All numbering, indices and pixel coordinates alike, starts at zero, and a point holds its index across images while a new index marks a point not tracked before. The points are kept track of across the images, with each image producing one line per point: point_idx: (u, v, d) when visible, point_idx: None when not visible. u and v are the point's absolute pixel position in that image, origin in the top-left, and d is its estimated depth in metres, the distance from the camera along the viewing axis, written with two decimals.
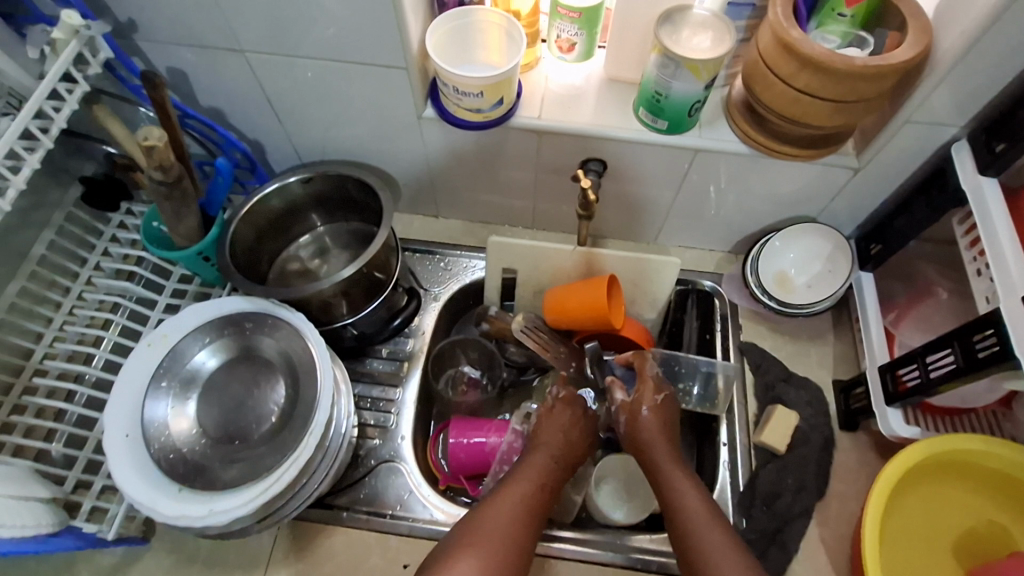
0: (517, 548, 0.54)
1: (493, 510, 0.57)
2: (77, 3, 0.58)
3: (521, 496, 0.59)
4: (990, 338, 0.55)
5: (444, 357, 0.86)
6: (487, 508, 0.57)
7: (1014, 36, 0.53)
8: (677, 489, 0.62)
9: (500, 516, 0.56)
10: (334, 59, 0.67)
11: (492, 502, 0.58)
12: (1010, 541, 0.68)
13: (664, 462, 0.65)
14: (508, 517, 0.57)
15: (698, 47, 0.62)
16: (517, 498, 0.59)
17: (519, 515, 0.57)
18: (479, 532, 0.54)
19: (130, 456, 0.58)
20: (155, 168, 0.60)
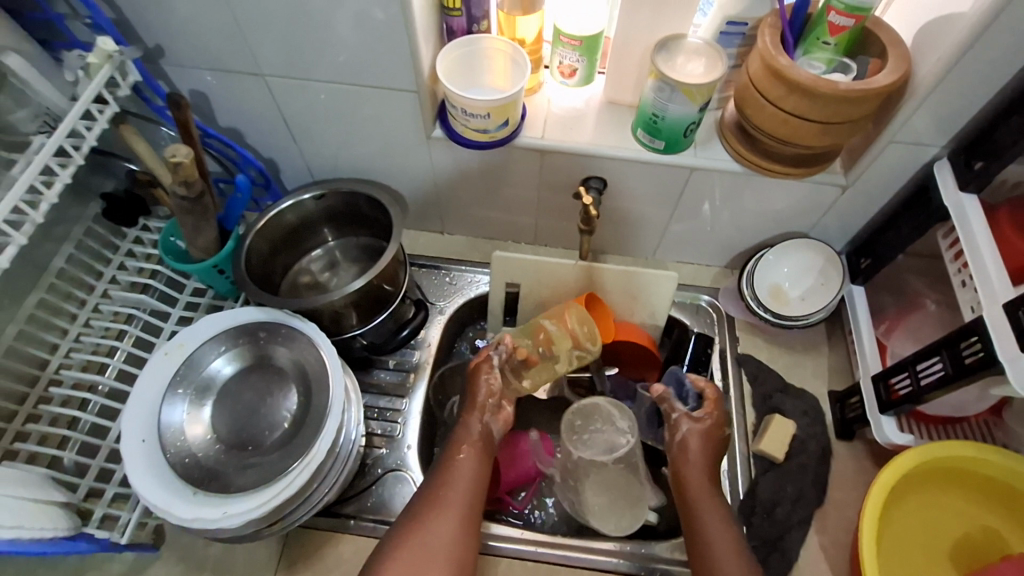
0: (470, 517, 0.62)
1: (444, 487, 0.63)
2: (112, 30, 0.62)
3: (467, 468, 0.65)
4: (975, 346, 0.58)
5: (445, 380, 0.89)
6: (440, 485, 0.63)
7: (984, 63, 0.57)
8: (711, 536, 0.61)
9: (452, 493, 0.62)
10: (349, 82, 0.71)
11: (440, 487, 0.63)
12: (1004, 547, 0.69)
13: (702, 500, 0.64)
14: (460, 492, 0.63)
15: (693, 73, 0.65)
16: (462, 477, 0.64)
17: (468, 487, 0.63)
18: (433, 511, 0.60)
19: (146, 460, 0.60)
20: (179, 184, 0.63)
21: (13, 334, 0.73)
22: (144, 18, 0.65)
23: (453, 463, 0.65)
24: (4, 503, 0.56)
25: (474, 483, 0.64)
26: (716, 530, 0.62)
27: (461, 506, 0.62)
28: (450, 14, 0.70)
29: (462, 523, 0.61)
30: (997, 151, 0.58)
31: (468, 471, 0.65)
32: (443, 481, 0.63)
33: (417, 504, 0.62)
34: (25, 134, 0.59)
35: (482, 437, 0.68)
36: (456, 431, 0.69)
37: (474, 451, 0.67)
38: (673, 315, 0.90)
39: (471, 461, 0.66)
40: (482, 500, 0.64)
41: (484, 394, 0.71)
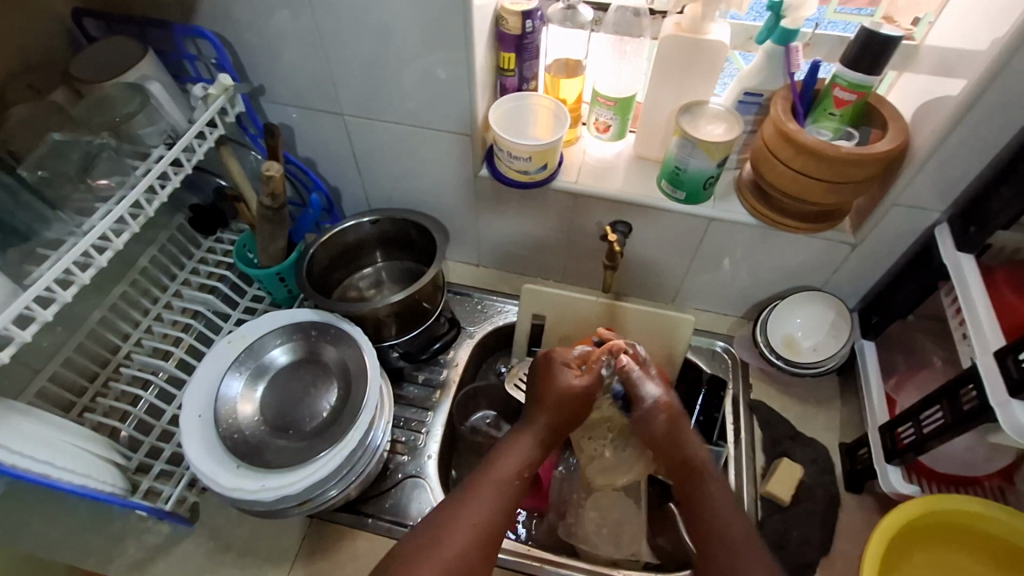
0: (490, 538, 0.59)
1: (474, 501, 0.61)
2: (230, 71, 0.76)
3: (505, 485, 0.63)
4: (971, 393, 0.61)
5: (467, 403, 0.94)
6: (473, 493, 0.62)
7: (973, 139, 0.64)
8: (709, 502, 0.64)
9: (479, 507, 0.60)
10: (413, 123, 0.83)
11: (473, 490, 0.62)
12: None
13: (694, 486, 0.66)
14: (488, 507, 0.61)
15: (714, 133, 0.74)
16: (500, 476, 0.64)
17: (497, 505, 0.61)
18: (452, 525, 0.59)
19: (200, 432, 0.68)
20: (267, 196, 0.75)
21: (97, 318, 0.82)
22: (255, 62, 0.79)
23: (494, 476, 0.64)
24: (74, 453, 0.64)
25: (504, 502, 0.62)
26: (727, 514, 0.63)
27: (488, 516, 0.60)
28: (504, 74, 0.81)
29: (480, 540, 0.58)
30: (989, 216, 0.64)
31: (503, 488, 0.63)
32: (475, 494, 0.62)
33: (441, 509, 0.61)
34: (147, 144, 0.70)
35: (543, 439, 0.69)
36: (508, 441, 0.68)
37: (521, 470, 0.65)
38: (689, 357, 0.94)
39: (512, 480, 0.64)
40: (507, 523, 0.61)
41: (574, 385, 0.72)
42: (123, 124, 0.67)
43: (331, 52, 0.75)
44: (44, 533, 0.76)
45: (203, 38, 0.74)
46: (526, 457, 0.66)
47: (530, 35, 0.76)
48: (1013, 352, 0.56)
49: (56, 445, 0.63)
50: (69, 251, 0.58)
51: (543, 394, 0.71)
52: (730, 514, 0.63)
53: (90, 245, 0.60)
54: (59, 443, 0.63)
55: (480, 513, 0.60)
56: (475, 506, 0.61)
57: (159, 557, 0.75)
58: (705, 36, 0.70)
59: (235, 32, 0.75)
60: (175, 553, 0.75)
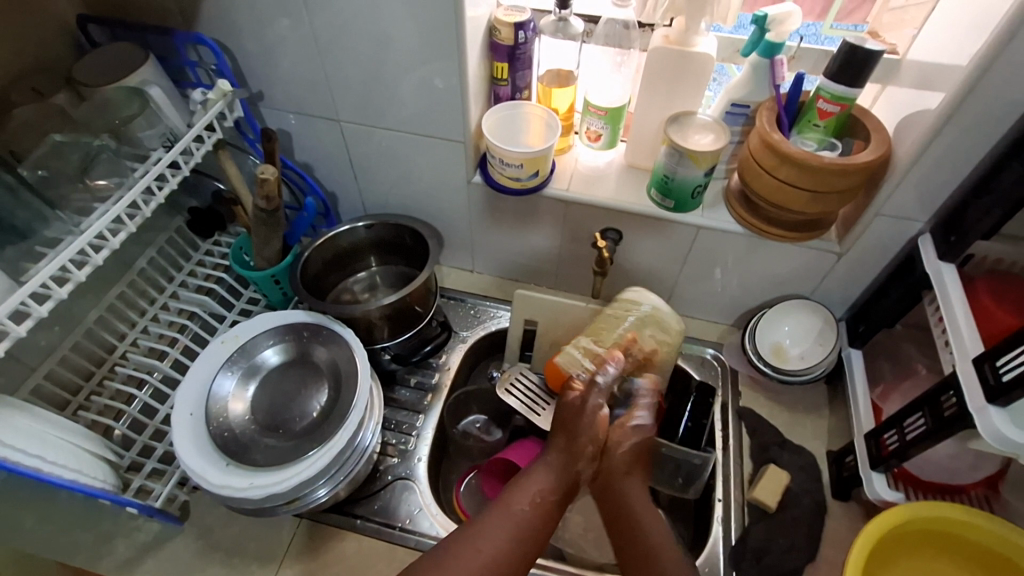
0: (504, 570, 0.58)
1: (492, 533, 0.60)
2: (230, 76, 0.78)
3: (524, 520, 0.62)
4: (952, 400, 0.62)
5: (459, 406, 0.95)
6: (487, 525, 0.61)
7: (952, 151, 0.65)
8: (643, 517, 0.67)
9: (496, 539, 0.60)
10: (408, 130, 0.84)
11: (488, 521, 0.61)
12: None
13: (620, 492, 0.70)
14: (505, 539, 0.60)
15: (702, 142, 0.75)
16: (518, 510, 0.63)
17: (514, 537, 0.61)
18: (466, 553, 0.58)
19: (191, 429, 0.69)
20: (262, 199, 0.76)
21: (94, 318, 0.83)
22: (254, 68, 0.81)
23: (511, 509, 0.63)
24: (67, 448, 0.65)
25: (521, 536, 0.61)
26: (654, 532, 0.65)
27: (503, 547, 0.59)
28: (498, 83, 0.83)
29: (495, 572, 0.58)
30: (969, 226, 0.65)
31: (522, 523, 0.62)
32: (493, 525, 0.61)
33: (456, 536, 0.60)
34: (146, 147, 0.71)
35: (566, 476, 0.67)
36: (530, 472, 0.68)
37: (541, 506, 0.64)
38: (679, 363, 0.95)
39: (529, 516, 0.63)
40: (525, 558, 0.60)
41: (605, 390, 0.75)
42: (123, 126, 0.70)
43: (328, 60, 0.77)
44: (35, 529, 0.76)
45: (203, 44, 0.75)
46: (548, 490, 0.66)
47: (523, 45, 0.78)
48: (990, 359, 0.57)
49: (48, 440, 0.63)
50: (65, 250, 0.60)
51: (567, 424, 0.71)
52: (659, 532, 0.65)
53: (85, 244, 0.61)
54: (53, 438, 0.64)
55: (495, 545, 0.59)
56: (488, 535, 0.60)
57: (148, 556, 0.75)
58: (692, 48, 0.72)
59: (235, 40, 0.77)
60: (164, 552, 0.76)
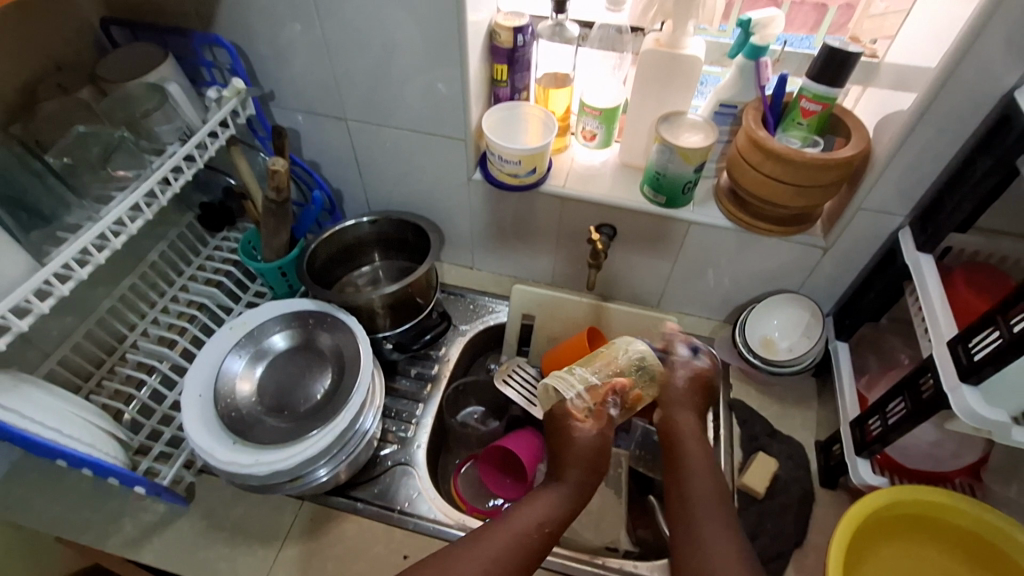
0: (530, 548, 0.59)
1: (520, 511, 0.61)
2: (243, 76, 0.83)
3: (552, 498, 0.63)
4: (929, 382, 0.65)
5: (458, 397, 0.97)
6: (489, 536, 0.58)
7: (927, 147, 0.69)
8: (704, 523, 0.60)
9: (523, 518, 0.60)
10: (412, 130, 0.88)
11: (490, 532, 0.59)
12: None
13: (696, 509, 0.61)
14: (503, 551, 0.57)
15: (691, 141, 0.79)
16: (524, 521, 0.60)
17: (541, 515, 0.61)
18: (493, 531, 0.59)
19: (199, 409, 0.72)
20: (273, 191, 0.80)
21: (106, 307, 0.87)
22: (266, 70, 0.85)
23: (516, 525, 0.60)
24: (81, 424, 0.68)
25: (550, 513, 0.62)
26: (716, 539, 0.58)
27: (523, 533, 0.59)
28: (497, 84, 0.87)
29: (520, 549, 0.58)
30: (945, 217, 0.69)
31: (551, 499, 0.63)
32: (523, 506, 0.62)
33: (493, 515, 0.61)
34: (163, 141, 0.75)
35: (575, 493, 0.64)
36: (534, 493, 0.64)
37: (570, 482, 0.64)
38: None
39: (558, 491, 0.64)
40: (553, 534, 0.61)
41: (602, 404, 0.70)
42: (142, 120, 0.74)
43: (336, 62, 0.81)
44: (45, 508, 0.79)
45: (219, 46, 0.80)
46: (551, 514, 0.62)
47: (522, 48, 0.82)
48: (963, 340, 0.60)
49: (64, 415, 0.66)
50: (85, 233, 0.63)
51: (564, 450, 0.66)
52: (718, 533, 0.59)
53: (105, 228, 0.65)
54: (68, 415, 0.67)
55: (496, 557, 0.57)
56: (490, 547, 0.57)
57: (154, 535, 0.77)
58: (682, 51, 0.76)
59: (249, 41, 0.82)
60: (170, 532, 0.78)
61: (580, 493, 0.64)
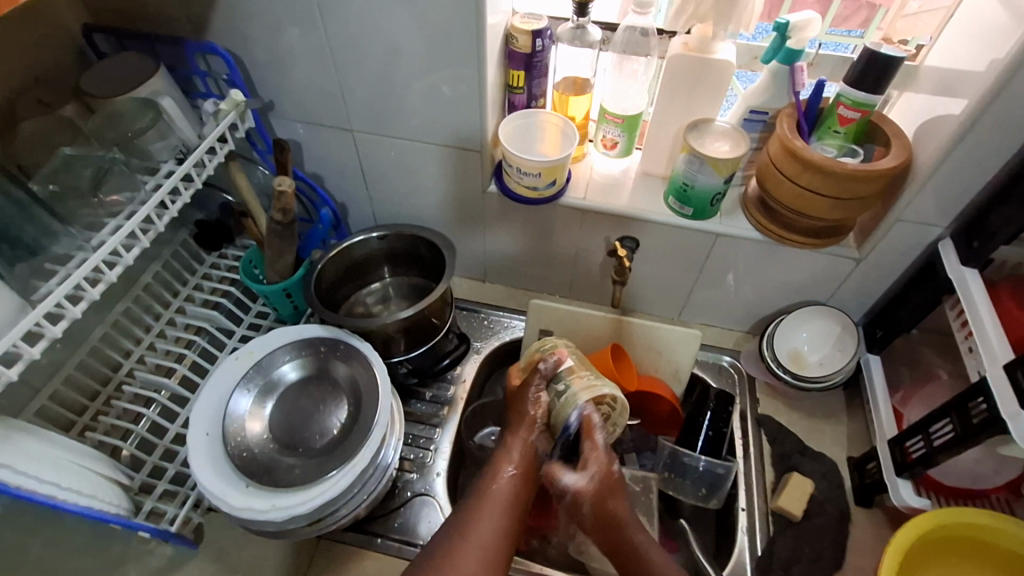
0: (496, 555, 0.60)
1: (478, 518, 0.62)
2: (242, 87, 0.77)
3: (503, 498, 0.65)
4: (981, 406, 0.62)
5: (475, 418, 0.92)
6: (472, 514, 0.63)
7: (974, 157, 0.65)
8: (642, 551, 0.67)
9: (484, 526, 0.61)
10: (423, 141, 0.83)
11: (473, 508, 0.63)
12: None
13: (620, 535, 0.68)
14: (493, 519, 0.62)
15: (720, 150, 0.75)
16: (500, 491, 0.65)
17: (502, 520, 0.63)
18: (464, 540, 0.60)
19: (208, 450, 0.67)
20: (278, 212, 0.75)
21: (99, 335, 0.81)
22: (265, 79, 0.80)
23: (489, 492, 0.65)
24: (80, 472, 0.63)
25: (505, 515, 0.63)
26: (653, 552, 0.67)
27: (497, 498, 0.64)
28: (513, 91, 0.82)
29: (503, 513, 0.63)
30: (993, 231, 0.66)
31: (505, 498, 0.65)
32: (478, 513, 0.63)
33: (451, 528, 0.62)
34: (158, 160, 0.70)
35: (526, 459, 0.67)
36: (498, 456, 0.68)
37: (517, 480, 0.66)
38: (695, 372, 0.95)
39: (508, 490, 0.65)
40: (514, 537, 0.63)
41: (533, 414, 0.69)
42: (135, 140, 0.68)
43: (342, 69, 0.76)
44: None
45: (215, 55, 0.74)
46: (518, 468, 0.67)
47: (540, 53, 0.77)
48: None
49: (60, 464, 0.61)
50: (81, 267, 0.57)
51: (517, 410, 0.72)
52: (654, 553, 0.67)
53: (100, 260, 0.59)
54: (65, 463, 0.62)
55: (488, 527, 0.61)
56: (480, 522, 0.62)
57: None
58: (712, 56, 0.72)
59: (246, 49, 0.76)
60: None
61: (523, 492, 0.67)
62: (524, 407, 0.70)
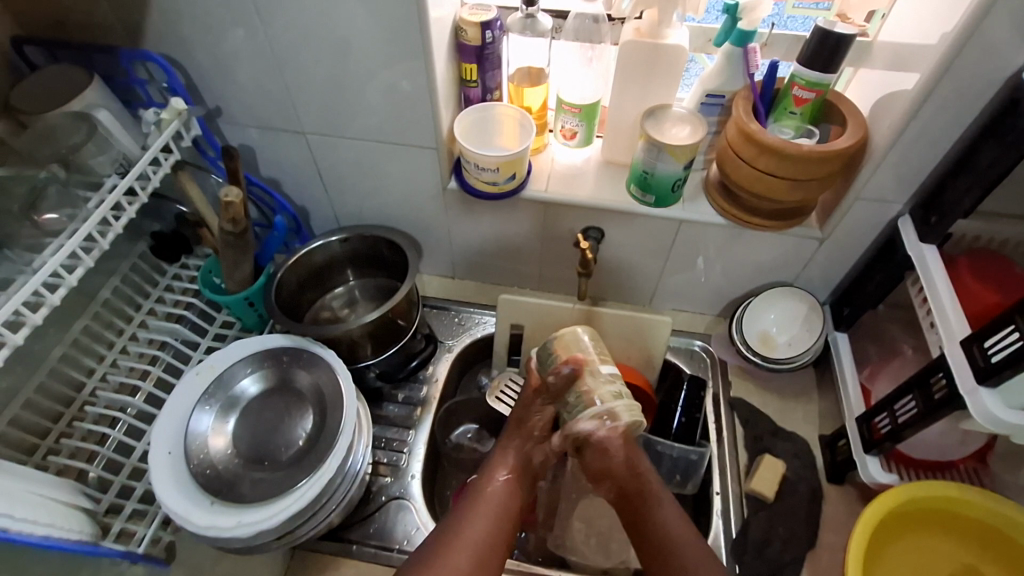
0: (491, 551, 0.61)
1: (471, 518, 0.63)
2: (184, 94, 0.75)
3: (496, 497, 0.65)
4: (942, 382, 0.63)
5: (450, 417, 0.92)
6: (467, 512, 0.64)
7: (928, 134, 0.65)
8: (669, 527, 0.63)
9: (477, 525, 0.62)
10: (377, 139, 0.81)
11: (468, 511, 0.64)
12: None
13: (646, 491, 0.66)
14: (484, 519, 0.63)
15: (679, 136, 0.74)
16: (495, 490, 0.66)
17: (495, 517, 0.63)
18: (455, 541, 0.60)
19: (170, 469, 0.67)
20: (227, 221, 0.73)
21: (58, 355, 0.75)
22: (209, 83, 0.77)
23: (483, 493, 0.66)
24: (37, 502, 0.61)
25: (500, 514, 0.64)
26: (675, 525, 0.63)
27: (493, 499, 0.65)
28: (467, 85, 0.81)
29: (499, 513, 0.64)
30: (949, 206, 0.66)
31: (496, 501, 0.65)
32: (472, 514, 0.63)
33: (443, 530, 0.62)
34: (99, 174, 0.67)
35: (517, 465, 0.70)
36: (492, 457, 0.71)
37: (510, 482, 0.68)
38: (668, 358, 0.95)
39: (502, 489, 0.66)
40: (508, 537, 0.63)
41: (532, 425, 0.72)
42: (71, 155, 0.66)
43: (287, 70, 0.74)
44: None
45: (152, 61, 0.71)
46: (510, 469, 0.69)
47: (491, 45, 0.76)
48: (978, 341, 0.57)
49: (13, 495, 0.59)
50: (17, 292, 0.55)
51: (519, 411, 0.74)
52: (677, 523, 0.64)
53: (40, 283, 0.56)
54: (20, 493, 0.60)
55: (483, 532, 0.62)
56: (474, 524, 0.62)
57: None
58: (664, 41, 0.71)
59: (185, 53, 0.73)
60: None
61: (517, 496, 0.67)
62: (523, 416, 0.73)
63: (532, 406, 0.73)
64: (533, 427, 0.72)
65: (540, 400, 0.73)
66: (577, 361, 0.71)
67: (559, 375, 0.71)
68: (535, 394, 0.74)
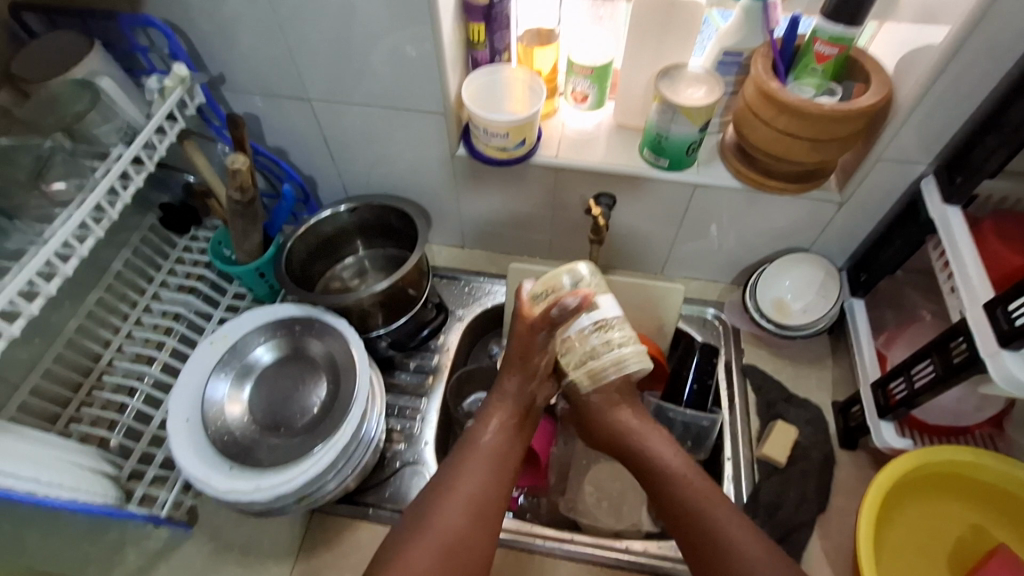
0: (484, 507, 0.61)
1: (464, 472, 0.62)
2: (185, 60, 0.73)
3: (491, 449, 0.64)
4: (962, 346, 0.62)
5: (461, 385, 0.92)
6: (460, 466, 0.63)
7: (954, 92, 0.63)
8: (681, 475, 0.64)
9: (469, 478, 0.62)
10: (384, 106, 0.80)
11: (462, 464, 0.63)
12: (991, 540, 0.72)
13: (649, 430, 0.68)
14: (480, 476, 0.62)
15: (694, 97, 0.71)
16: (490, 443, 0.65)
17: (489, 473, 0.63)
18: (448, 496, 0.60)
19: (188, 435, 0.68)
20: (236, 189, 0.72)
21: (75, 326, 0.76)
22: (212, 50, 0.75)
23: (477, 444, 0.65)
24: (63, 468, 0.63)
25: (492, 467, 0.63)
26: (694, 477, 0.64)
27: (488, 454, 0.64)
28: (474, 47, 0.78)
29: (495, 466, 0.64)
30: (975, 166, 0.64)
31: (492, 452, 0.65)
32: (465, 466, 0.63)
33: (439, 482, 0.62)
34: (105, 144, 0.67)
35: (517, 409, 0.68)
36: (490, 399, 0.69)
37: (504, 430, 0.66)
38: (680, 326, 0.94)
39: (497, 440, 0.65)
40: (501, 493, 0.63)
41: (534, 364, 0.67)
42: (76, 124, 0.65)
43: (290, 34, 0.72)
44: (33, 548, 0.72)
45: (153, 27, 0.70)
46: (506, 416, 0.67)
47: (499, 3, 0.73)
48: (1002, 303, 0.56)
49: (40, 461, 0.60)
50: (29, 263, 0.55)
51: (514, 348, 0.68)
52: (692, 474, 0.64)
53: (50, 254, 0.57)
54: (45, 459, 0.61)
55: (477, 488, 0.61)
56: (467, 478, 0.62)
57: (160, 563, 0.74)
58: None
59: (187, 19, 0.71)
60: (175, 559, 0.74)
61: (512, 443, 0.66)
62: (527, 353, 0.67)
63: (533, 342, 0.66)
64: (535, 367, 0.67)
65: (539, 334, 0.66)
66: (585, 296, 0.63)
67: (564, 308, 0.63)
68: (535, 328, 0.66)
